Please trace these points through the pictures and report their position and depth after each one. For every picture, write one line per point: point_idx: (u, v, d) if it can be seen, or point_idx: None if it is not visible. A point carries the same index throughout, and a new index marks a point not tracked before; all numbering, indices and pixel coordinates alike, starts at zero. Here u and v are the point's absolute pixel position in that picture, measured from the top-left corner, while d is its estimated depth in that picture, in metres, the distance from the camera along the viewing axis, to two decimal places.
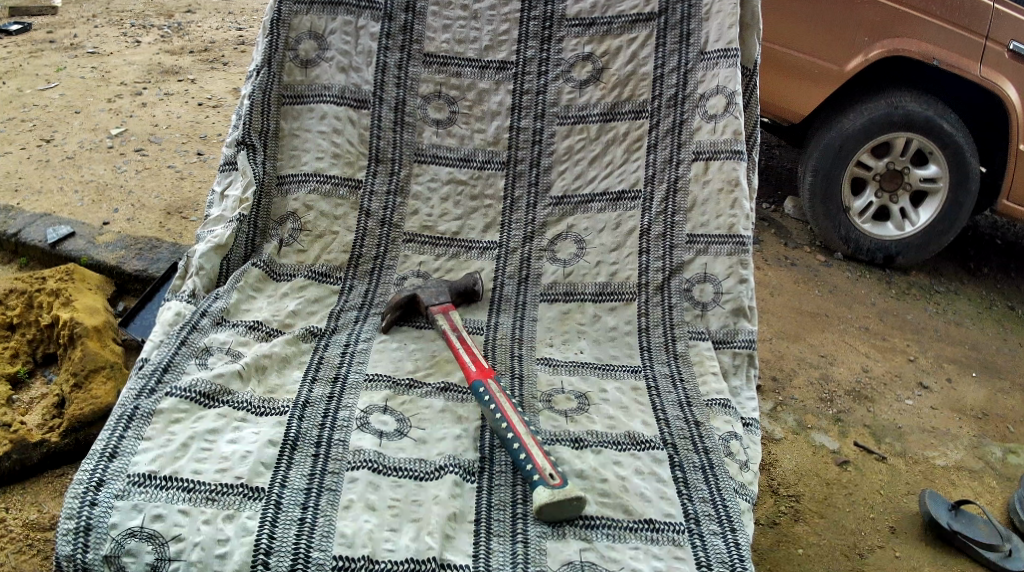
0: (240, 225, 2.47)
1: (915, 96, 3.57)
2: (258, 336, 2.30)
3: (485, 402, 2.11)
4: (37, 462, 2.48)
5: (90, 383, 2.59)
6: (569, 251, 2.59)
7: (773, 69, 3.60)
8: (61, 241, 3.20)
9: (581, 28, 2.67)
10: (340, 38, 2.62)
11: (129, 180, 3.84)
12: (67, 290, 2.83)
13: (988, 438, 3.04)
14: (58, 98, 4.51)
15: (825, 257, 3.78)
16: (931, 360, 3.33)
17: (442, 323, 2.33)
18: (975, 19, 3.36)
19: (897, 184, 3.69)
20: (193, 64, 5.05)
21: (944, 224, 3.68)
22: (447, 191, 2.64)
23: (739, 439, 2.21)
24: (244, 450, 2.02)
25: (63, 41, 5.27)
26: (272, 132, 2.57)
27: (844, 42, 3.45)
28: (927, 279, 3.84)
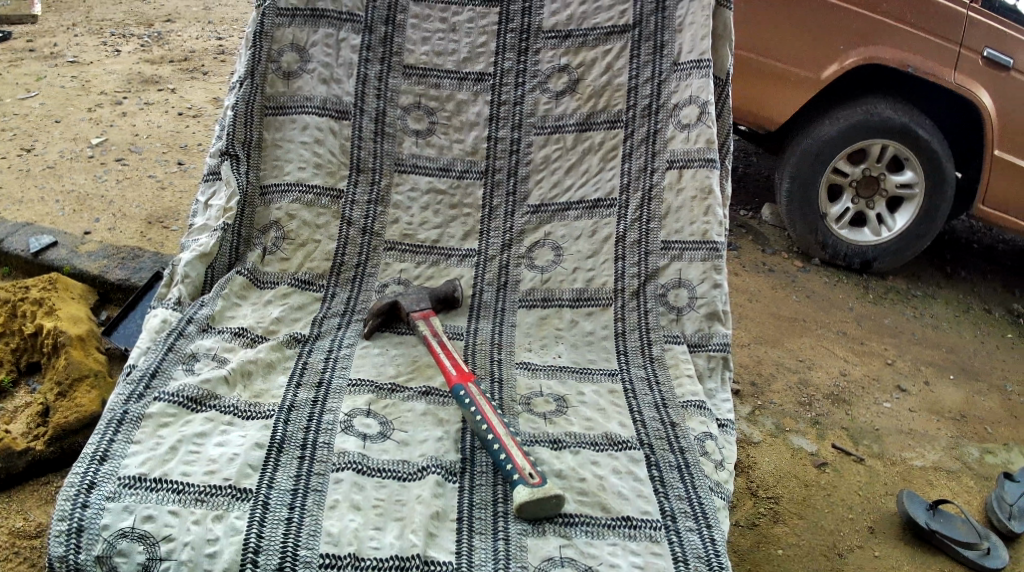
0: (224, 234, 2.51)
1: (891, 104, 3.65)
2: (243, 342, 2.35)
3: (466, 405, 2.17)
4: (23, 470, 2.51)
5: (74, 391, 2.63)
6: (547, 258, 2.65)
7: (752, 78, 3.66)
8: (44, 251, 3.23)
9: (557, 40, 2.73)
10: (322, 50, 2.67)
11: (110, 189, 3.87)
12: (51, 299, 2.86)
13: (965, 439, 3.12)
14: (38, 107, 4.53)
15: (802, 263, 3.86)
16: (908, 363, 3.41)
17: (423, 329, 2.38)
18: (949, 27, 3.46)
19: (874, 190, 3.77)
20: (173, 73, 5.09)
21: (920, 230, 3.77)
22: (427, 200, 2.70)
23: (714, 439, 2.27)
24: (232, 453, 2.06)
25: (43, 50, 5.29)
26: (255, 143, 2.61)
27: (821, 50, 3.53)
28: (904, 283, 3.93)
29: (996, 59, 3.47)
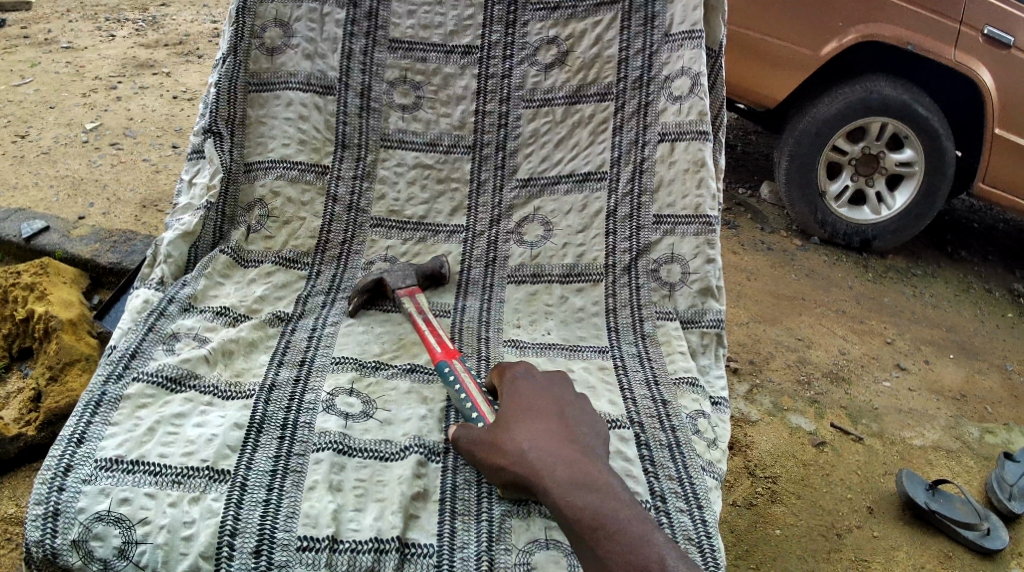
0: (207, 213, 2.46)
1: (890, 81, 3.59)
2: (225, 321, 2.30)
3: (450, 381, 2.15)
4: (14, 456, 2.49)
5: (66, 375, 2.60)
6: (536, 233, 2.60)
7: (749, 56, 3.59)
8: (35, 236, 3.18)
9: (545, 12, 2.67)
10: (305, 25, 2.61)
11: (104, 174, 3.82)
12: (42, 283, 2.80)
13: (964, 418, 3.08)
14: (32, 93, 4.47)
15: (801, 242, 3.81)
16: (907, 342, 3.37)
17: (408, 307, 2.35)
18: (949, 6, 3.39)
19: (873, 168, 3.72)
20: (168, 57, 5.03)
21: (919, 208, 3.72)
22: (414, 175, 2.65)
23: (707, 418, 2.24)
24: (210, 433, 2.02)
25: (37, 37, 5.23)
26: (239, 120, 2.56)
27: (818, 27, 3.47)
28: (903, 262, 3.88)
29: (997, 36, 3.41)
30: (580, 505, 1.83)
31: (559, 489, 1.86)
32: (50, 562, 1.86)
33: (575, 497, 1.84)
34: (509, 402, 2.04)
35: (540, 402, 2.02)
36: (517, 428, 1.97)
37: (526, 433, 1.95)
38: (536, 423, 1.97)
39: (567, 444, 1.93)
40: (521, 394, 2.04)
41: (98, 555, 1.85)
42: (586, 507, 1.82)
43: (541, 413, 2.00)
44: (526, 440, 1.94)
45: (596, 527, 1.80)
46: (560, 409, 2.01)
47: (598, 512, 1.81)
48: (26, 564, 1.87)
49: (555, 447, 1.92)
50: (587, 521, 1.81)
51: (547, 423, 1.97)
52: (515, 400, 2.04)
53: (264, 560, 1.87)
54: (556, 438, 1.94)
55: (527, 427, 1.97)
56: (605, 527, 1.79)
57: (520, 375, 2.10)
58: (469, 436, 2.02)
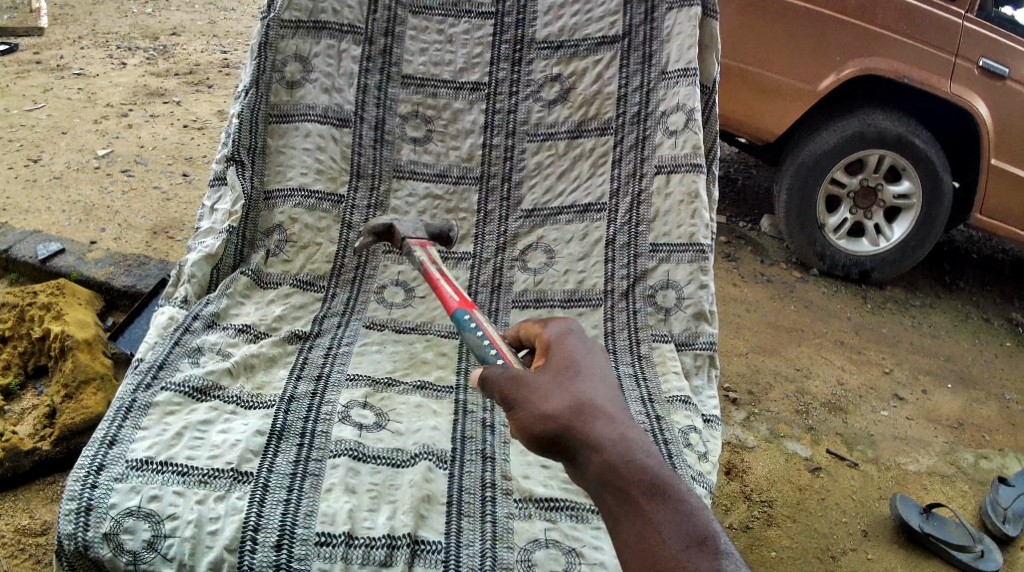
0: (229, 236, 2.59)
1: (887, 114, 3.73)
2: (246, 338, 2.43)
3: (471, 327, 2.06)
4: (29, 470, 2.62)
5: (81, 394, 2.72)
6: (540, 260, 2.74)
7: (750, 86, 3.75)
8: (52, 258, 3.33)
9: (549, 51, 2.84)
10: (324, 60, 2.77)
11: (116, 200, 3.96)
12: (58, 304, 2.94)
13: (960, 444, 3.20)
14: (45, 118, 4.64)
15: (801, 274, 3.95)
16: (906, 372, 3.49)
17: (421, 255, 2.33)
18: (946, 39, 3.54)
19: (871, 201, 3.86)
20: (178, 86, 5.21)
21: (917, 240, 3.85)
22: (425, 205, 2.79)
23: (698, 433, 2.36)
24: (235, 439, 2.15)
25: (49, 62, 5.42)
26: (260, 150, 2.70)
27: (817, 62, 3.63)
28: (903, 293, 4.01)
29: (992, 68, 3.54)
30: (640, 469, 1.73)
31: (615, 449, 1.74)
32: (82, 555, 1.97)
33: (635, 460, 1.73)
34: (555, 354, 1.87)
35: (588, 356, 1.87)
36: (569, 381, 1.81)
37: (578, 387, 1.80)
38: (589, 376, 1.83)
39: (620, 405, 1.81)
40: (567, 348, 1.88)
41: (128, 547, 1.97)
42: (646, 472, 1.73)
43: (590, 366, 1.85)
44: (581, 392, 1.80)
45: (654, 493, 1.71)
46: (607, 368, 1.87)
47: (658, 479, 1.72)
48: (58, 558, 1.98)
49: (611, 406, 1.79)
50: (644, 487, 1.72)
51: (597, 379, 1.83)
52: (562, 350, 1.87)
53: (284, 554, 1.99)
54: (610, 398, 1.80)
55: (580, 381, 1.82)
56: (664, 495, 1.71)
57: (563, 325, 1.93)
58: (505, 380, 1.83)
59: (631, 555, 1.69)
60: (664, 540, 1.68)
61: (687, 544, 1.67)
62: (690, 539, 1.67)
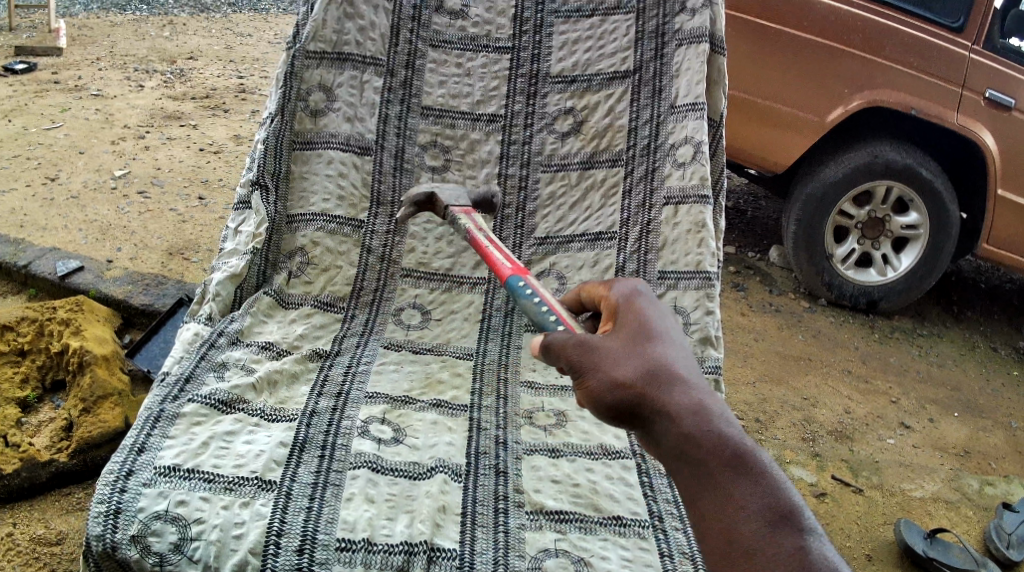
0: (253, 257, 2.69)
1: (894, 145, 3.84)
2: (269, 355, 2.53)
3: (524, 293, 2.12)
4: (45, 480, 2.71)
5: (98, 408, 2.82)
6: (551, 286, 2.84)
7: (760, 119, 3.84)
8: (70, 275, 3.45)
9: (563, 85, 2.97)
10: (347, 91, 2.89)
11: (132, 221, 4.07)
12: (77, 319, 3.04)
13: (966, 471, 3.27)
14: (63, 137, 4.78)
15: (809, 303, 4.03)
16: (913, 401, 3.56)
17: (468, 223, 2.45)
18: (952, 70, 3.65)
19: (879, 232, 3.96)
20: (195, 110, 5.35)
21: (925, 270, 3.93)
22: (442, 232, 2.91)
23: None
24: (259, 449, 2.24)
25: (68, 83, 5.59)
26: (284, 176, 2.80)
27: (826, 94, 3.73)
28: (911, 322, 4.10)
29: (998, 99, 3.65)
30: (716, 439, 1.71)
31: (691, 419, 1.72)
32: (109, 555, 2.05)
33: (713, 430, 1.71)
34: (624, 317, 1.85)
35: (660, 320, 1.84)
36: (641, 348, 1.80)
37: (650, 354, 1.78)
38: (662, 343, 1.80)
39: (696, 372, 1.78)
40: (637, 311, 1.85)
41: (155, 549, 2.04)
42: (724, 443, 1.71)
43: (664, 331, 1.82)
44: (655, 360, 1.78)
45: (734, 465, 1.69)
46: (680, 334, 1.85)
47: (738, 451, 1.70)
48: (86, 558, 2.05)
49: (687, 373, 1.77)
50: (722, 459, 1.70)
51: (670, 345, 1.81)
52: (632, 315, 1.85)
53: (306, 557, 2.07)
54: (684, 364, 1.78)
55: (653, 348, 1.80)
56: (743, 467, 1.69)
57: (633, 288, 1.91)
58: (572, 349, 1.82)
59: (710, 528, 1.69)
60: (744, 513, 1.67)
61: (768, 518, 1.66)
62: (771, 514, 1.66)
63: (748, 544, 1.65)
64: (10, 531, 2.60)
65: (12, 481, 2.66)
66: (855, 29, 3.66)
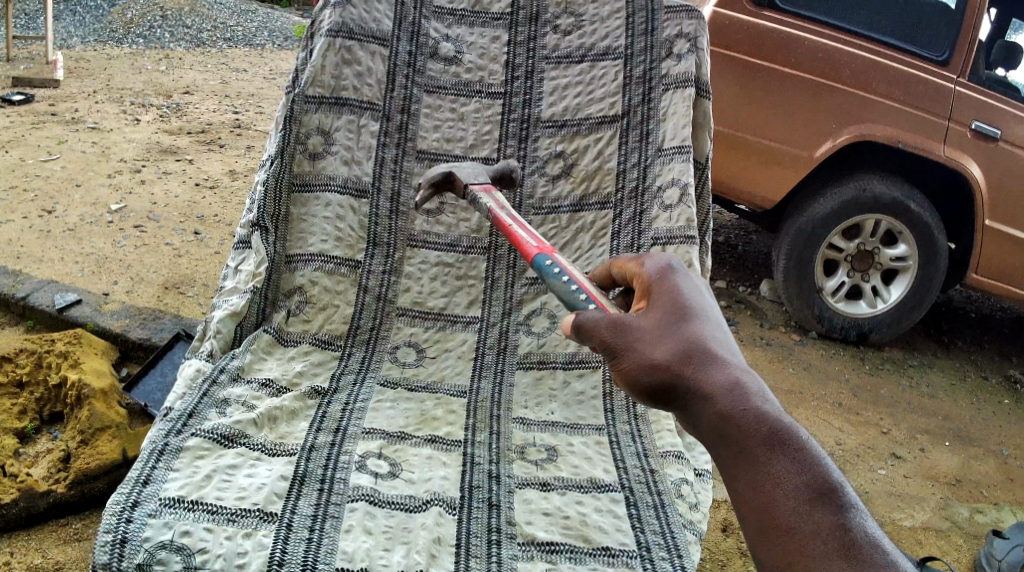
0: (253, 296, 2.76)
1: (882, 179, 3.95)
2: (269, 392, 2.60)
3: (554, 271, 2.20)
4: (43, 510, 2.76)
5: (96, 440, 2.87)
6: (543, 325, 2.94)
7: (750, 154, 3.92)
8: (68, 308, 3.53)
9: (554, 129, 3.07)
10: (344, 134, 2.98)
11: (128, 254, 4.15)
12: (75, 352, 3.11)
13: (956, 500, 3.34)
14: (60, 170, 4.87)
15: (799, 337, 4.12)
16: (903, 432, 3.63)
17: (489, 204, 2.54)
18: (938, 105, 3.78)
19: (867, 264, 4.06)
20: (191, 144, 5.45)
21: (914, 300, 4.04)
22: (436, 272, 3.00)
23: (690, 485, 2.50)
24: (260, 483, 2.31)
25: (65, 115, 5.71)
26: (283, 216, 2.89)
27: (814, 130, 3.83)
28: (901, 353, 4.22)
29: (984, 131, 3.79)
30: (754, 417, 1.66)
31: (728, 398, 1.68)
32: None
33: (749, 406, 1.66)
34: (658, 295, 1.85)
35: (695, 296, 1.82)
36: (674, 326, 1.78)
37: (684, 332, 1.76)
38: (697, 319, 1.78)
39: (732, 348, 1.75)
40: (670, 288, 1.84)
41: None
42: (762, 421, 1.66)
43: (699, 307, 1.80)
44: (690, 336, 1.75)
45: (772, 444, 1.65)
46: (716, 308, 1.82)
47: (776, 429, 1.65)
48: None
49: (723, 351, 1.73)
50: (760, 438, 1.65)
51: (703, 322, 1.77)
52: (667, 293, 1.84)
53: None
54: (719, 342, 1.75)
55: (688, 324, 1.77)
56: (782, 446, 1.64)
57: (666, 264, 1.90)
58: (597, 329, 1.83)
59: (749, 507, 1.64)
60: (783, 493, 1.62)
61: (808, 496, 1.62)
62: (811, 492, 1.62)
63: (788, 525, 1.61)
64: (8, 560, 2.66)
65: (10, 511, 2.71)
66: (843, 66, 3.78)
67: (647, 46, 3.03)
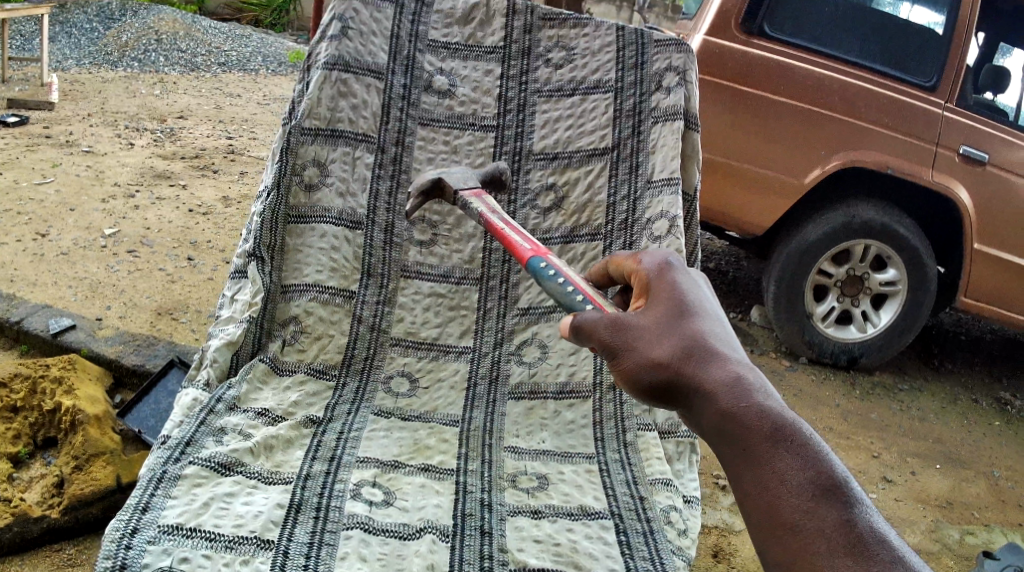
0: (249, 325, 2.80)
1: (872, 205, 4.01)
2: (265, 421, 2.64)
3: (549, 274, 2.17)
4: (36, 536, 2.79)
5: (90, 466, 2.90)
6: (534, 355, 2.99)
7: (741, 182, 3.97)
8: (62, 333, 3.56)
9: (545, 162, 3.14)
10: (340, 166, 3.04)
11: (121, 279, 4.19)
12: (70, 378, 3.14)
13: (946, 522, 3.37)
14: (53, 194, 4.92)
15: (790, 363, 4.17)
16: (894, 456, 3.68)
17: (481, 209, 2.54)
18: (926, 131, 3.86)
19: (858, 289, 4.12)
20: (185, 169, 5.51)
21: (904, 324, 4.10)
22: (429, 302, 3.05)
23: (679, 511, 2.55)
24: (257, 510, 2.34)
25: (59, 138, 5.77)
26: (279, 247, 2.94)
27: (805, 157, 3.90)
28: (892, 378, 4.27)
29: (971, 154, 3.88)
30: (756, 413, 1.64)
31: (729, 395, 1.66)
32: None
33: (751, 403, 1.64)
34: (656, 291, 1.83)
35: (694, 293, 1.80)
36: (673, 322, 1.76)
37: (683, 329, 1.74)
38: (697, 316, 1.76)
39: (732, 345, 1.73)
40: (668, 284, 1.82)
41: None
42: (764, 417, 1.64)
43: (699, 304, 1.78)
44: (690, 333, 1.73)
45: (775, 440, 1.63)
46: (715, 304, 1.81)
47: (780, 426, 1.63)
48: None
49: (723, 348, 1.72)
50: (763, 434, 1.63)
51: (703, 319, 1.76)
52: (665, 289, 1.82)
53: None
54: (720, 338, 1.73)
55: (687, 322, 1.75)
56: (785, 441, 1.62)
57: (665, 260, 1.88)
58: (595, 327, 1.80)
59: (754, 506, 1.62)
60: (788, 490, 1.60)
61: (812, 492, 1.60)
62: (816, 488, 1.60)
63: (793, 522, 1.59)
64: None
65: (3, 536, 2.73)
66: (832, 95, 3.85)
67: (636, 80, 3.11)
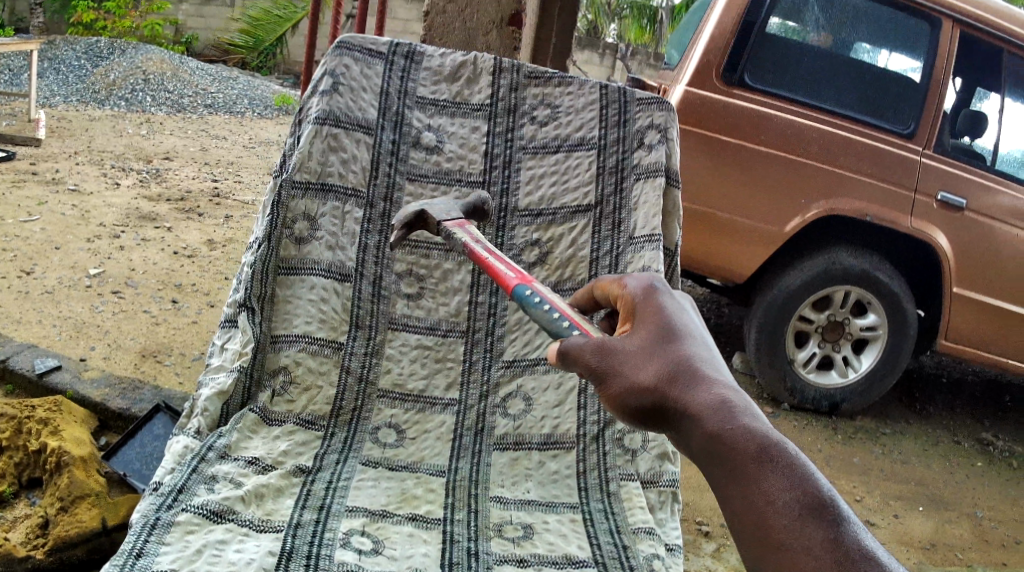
0: (239, 374, 2.87)
1: (852, 252, 4.13)
2: (256, 469, 2.69)
3: (534, 300, 2.18)
4: None
5: (75, 507, 2.90)
6: (518, 407, 3.07)
7: (724, 231, 4.05)
8: (48, 373, 3.60)
9: (530, 218, 3.24)
10: (329, 221, 3.12)
11: (106, 320, 4.23)
12: (55, 419, 3.19)
13: (928, 564, 3.40)
14: (39, 232, 4.97)
15: (772, 410, 4.25)
16: (875, 500, 3.74)
17: (464, 239, 2.59)
18: (904, 179, 4.01)
19: (838, 334, 4.22)
20: (170, 211, 5.57)
21: (885, 369, 4.21)
22: (416, 354, 3.12)
23: (661, 559, 2.59)
24: (249, 557, 2.39)
25: (45, 175, 5.85)
26: (269, 298, 3.01)
27: (787, 206, 4.01)
28: (874, 423, 4.36)
29: (949, 200, 4.03)
30: (742, 434, 1.64)
31: (716, 417, 1.66)
32: None
33: (737, 424, 1.65)
34: (642, 315, 1.84)
35: (680, 317, 1.81)
36: (658, 346, 1.76)
37: (669, 353, 1.75)
38: (682, 340, 1.77)
39: (718, 366, 1.74)
40: (654, 308, 1.84)
41: None
42: (750, 438, 1.64)
43: (684, 328, 1.79)
44: (676, 357, 1.74)
45: (761, 461, 1.63)
46: (700, 327, 1.82)
47: (765, 446, 1.63)
48: None
49: (709, 370, 1.72)
50: (749, 455, 1.63)
51: (688, 342, 1.77)
52: (651, 314, 1.83)
53: None
54: (705, 360, 1.74)
55: (672, 345, 1.76)
56: (770, 461, 1.63)
57: (649, 284, 1.90)
58: (582, 353, 1.80)
59: (743, 525, 1.63)
60: (775, 509, 1.61)
61: (799, 511, 1.60)
62: (802, 507, 1.60)
63: (781, 540, 1.60)
64: None
65: None
66: (813, 146, 3.98)
67: (619, 138, 3.22)
